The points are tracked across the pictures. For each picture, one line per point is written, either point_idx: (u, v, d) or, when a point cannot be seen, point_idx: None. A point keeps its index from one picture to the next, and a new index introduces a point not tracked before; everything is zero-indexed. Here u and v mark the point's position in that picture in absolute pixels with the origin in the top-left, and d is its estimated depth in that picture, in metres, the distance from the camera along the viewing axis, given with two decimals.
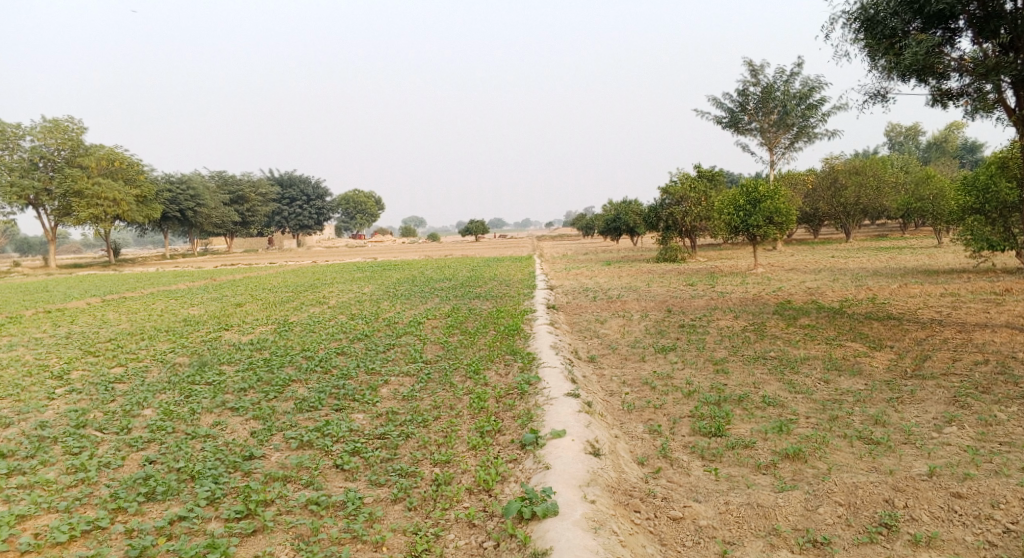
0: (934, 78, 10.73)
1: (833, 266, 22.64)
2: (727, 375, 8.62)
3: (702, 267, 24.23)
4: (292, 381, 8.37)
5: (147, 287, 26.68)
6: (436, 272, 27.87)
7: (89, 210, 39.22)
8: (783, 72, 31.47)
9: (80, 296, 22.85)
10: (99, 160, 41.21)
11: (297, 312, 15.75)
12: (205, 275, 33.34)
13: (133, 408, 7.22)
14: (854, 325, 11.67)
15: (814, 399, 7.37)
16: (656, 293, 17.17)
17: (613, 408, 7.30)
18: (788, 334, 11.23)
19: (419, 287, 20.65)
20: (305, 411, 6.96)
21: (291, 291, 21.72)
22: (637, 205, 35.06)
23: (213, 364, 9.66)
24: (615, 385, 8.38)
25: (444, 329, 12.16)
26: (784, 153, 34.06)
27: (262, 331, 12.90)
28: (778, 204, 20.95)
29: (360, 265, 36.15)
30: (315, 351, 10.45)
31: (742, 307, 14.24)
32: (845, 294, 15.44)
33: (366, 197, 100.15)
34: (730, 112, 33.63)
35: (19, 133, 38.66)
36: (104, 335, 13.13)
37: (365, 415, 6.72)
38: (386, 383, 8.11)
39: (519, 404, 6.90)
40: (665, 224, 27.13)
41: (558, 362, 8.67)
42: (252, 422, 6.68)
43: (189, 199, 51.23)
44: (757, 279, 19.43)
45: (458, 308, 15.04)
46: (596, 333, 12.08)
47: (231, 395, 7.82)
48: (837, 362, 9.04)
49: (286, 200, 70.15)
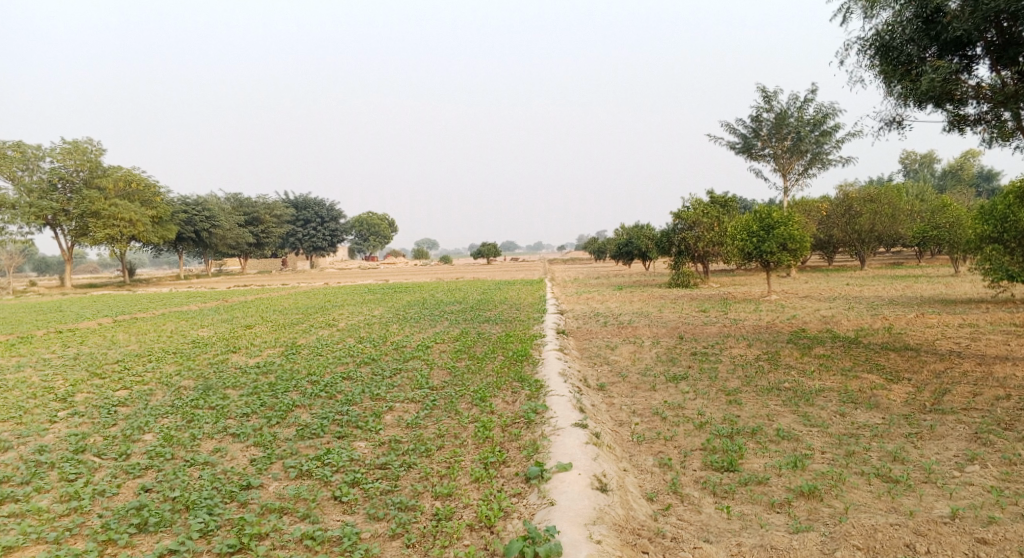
0: (950, 105, 10.57)
1: (848, 294, 22.32)
2: (740, 406, 8.40)
3: (715, 293, 23.99)
4: (295, 406, 8.25)
5: (159, 308, 26.80)
6: (446, 295, 27.81)
7: (105, 230, 39.69)
8: (796, 99, 31.46)
9: (92, 316, 22.97)
10: (117, 182, 41.78)
11: (306, 334, 15.69)
12: (218, 296, 33.52)
13: (133, 433, 7.12)
14: (870, 355, 11.41)
15: (829, 433, 7.14)
16: (668, 319, 16.94)
17: (622, 440, 7.10)
18: (802, 363, 10.98)
19: (429, 310, 20.55)
20: (307, 438, 6.83)
21: (301, 313, 21.70)
22: (649, 230, 34.95)
23: (218, 388, 9.56)
24: (624, 414, 8.19)
25: (452, 354, 12.02)
26: (798, 179, 33.88)
27: (269, 354, 12.82)
28: (792, 231, 20.73)
29: (371, 287, 36.21)
30: (321, 375, 10.33)
31: (756, 335, 13.99)
32: (861, 323, 15.15)
33: (379, 219, 100.81)
34: (743, 138, 33.58)
35: (39, 155, 39.34)
36: (113, 356, 13.11)
37: (367, 444, 6.58)
38: (391, 410, 7.96)
39: (525, 433, 6.73)
40: (677, 249, 26.96)
41: (566, 390, 8.49)
42: (252, 449, 6.56)
43: (204, 220, 51.76)
44: (771, 307, 19.17)
45: (468, 332, 14.91)
46: (606, 360, 11.89)
47: (233, 420, 7.71)
48: (853, 394, 8.79)
49: (300, 222, 70.73)
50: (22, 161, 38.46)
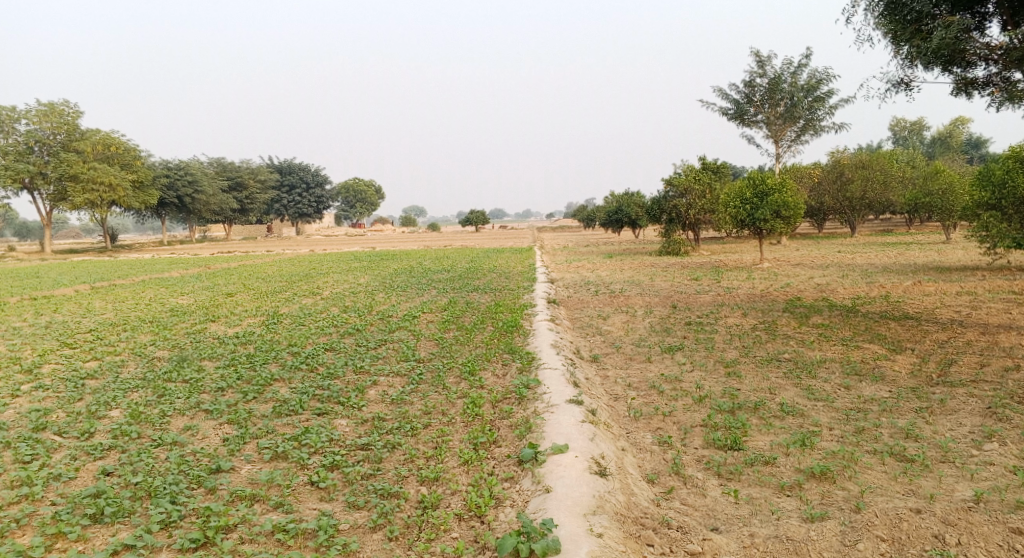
0: (957, 67, 10.08)
1: (840, 262, 22.07)
2: (739, 379, 8.05)
3: (706, 261, 23.67)
4: (274, 380, 7.82)
5: (139, 275, 26.08)
6: (434, 262, 27.31)
7: (84, 195, 38.59)
8: (790, 63, 30.80)
9: (69, 283, 22.28)
10: (96, 144, 40.45)
11: (288, 303, 15.19)
12: (201, 263, 32.82)
13: (98, 409, 6.64)
14: (870, 325, 11.11)
15: (836, 408, 6.81)
16: (660, 287, 16.57)
17: (619, 416, 6.74)
18: (800, 333, 10.67)
19: (416, 278, 20.05)
20: (284, 417, 6.40)
21: (285, 281, 21.11)
22: (639, 197, 34.47)
23: (193, 360, 9.08)
24: (619, 388, 7.82)
25: (440, 324, 11.59)
26: (791, 145, 33.42)
27: (249, 324, 12.31)
28: (786, 197, 20.34)
29: (358, 255, 35.61)
30: (302, 346, 9.88)
31: (751, 304, 13.66)
32: (857, 291, 14.83)
33: (366, 186, 99.53)
34: (735, 104, 32.96)
35: (13, 116, 38.02)
36: (86, 325, 12.57)
37: (349, 422, 6.17)
38: (374, 385, 7.54)
39: (517, 411, 6.33)
40: (668, 216, 26.52)
41: (559, 363, 8.11)
42: (226, 428, 6.12)
43: (187, 185, 50.54)
44: (764, 275, 18.87)
45: (455, 301, 14.46)
46: (598, 330, 11.52)
47: (207, 396, 7.25)
48: (856, 366, 8.47)
49: (285, 188, 69.56)
50: None
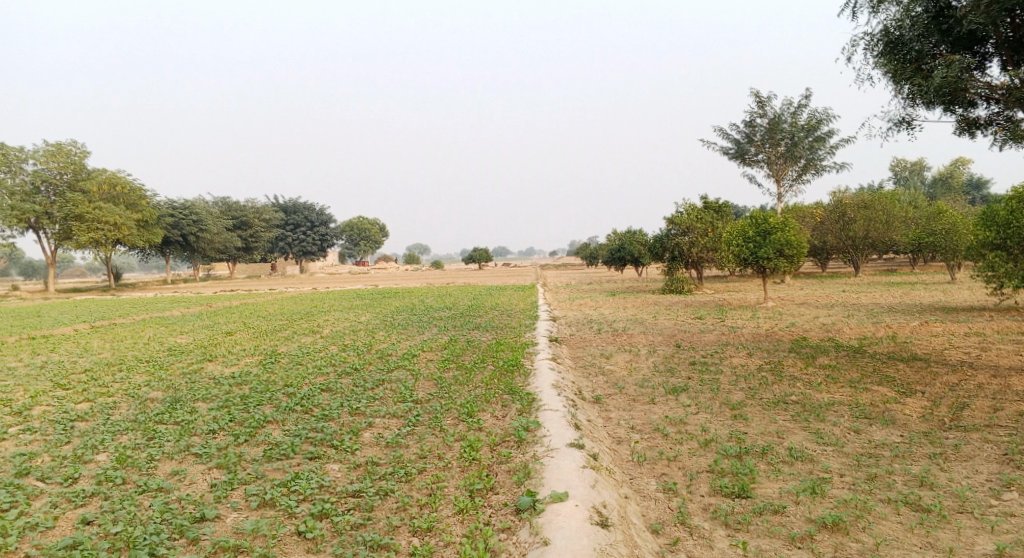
0: (959, 106, 10.09)
1: (845, 302, 21.87)
2: (745, 422, 7.83)
3: (710, 300, 23.51)
4: (267, 422, 7.63)
5: (140, 313, 25.97)
6: (436, 300, 27.20)
7: (88, 234, 38.77)
8: (790, 104, 31.15)
9: (68, 322, 22.16)
10: (102, 184, 40.79)
11: (287, 342, 15.03)
12: (203, 302, 32.75)
13: (85, 453, 6.44)
14: (878, 366, 10.89)
15: (846, 454, 6.58)
16: (663, 326, 16.39)
17: (621, 460, 6.52)
18: (807, 374, 10.44)
19: (417, 317, 19.89)
20: (275, 461, 6.19)
21: (285, 319, 20.96)
22: (642, 235, 34.49)
23: (186, 400, 8.89)
24: (622, 431, 7.60)
25: (439, 364, 11.39)
26: (792, 185, 33.53)
27: (246, 364, 12.13)
28: (789, 236, 20.28)
29: (360, 293, 35.54)
30: (299, 387, 9.70)
31: (755, 344, 13.45)
32: (864, 331, 14.62)
33: (370, 224, 100.16)
34: (736, 143, 33.22)
35: (21, 157, 38.50)
36: (81, 365, 12.41)
37: (341, 466, 5.96)
38: (370, 427, 7.33)
39: (516, 455, 6.12)
40: (671, 255, 26.46)
41: (560, 404, 7.90)
42: (214, 473, 5.91)
43: (191, 224, 50.83)
44: (768, 314, 18.69)
45: (456, 340, 14.28)
46: (601, 370, 11.31)
47: (198, 438, 7.05)
48: (865, 409, 8.24)
49: (290, 226, 69.98)
50: (5, 164, 37.56)
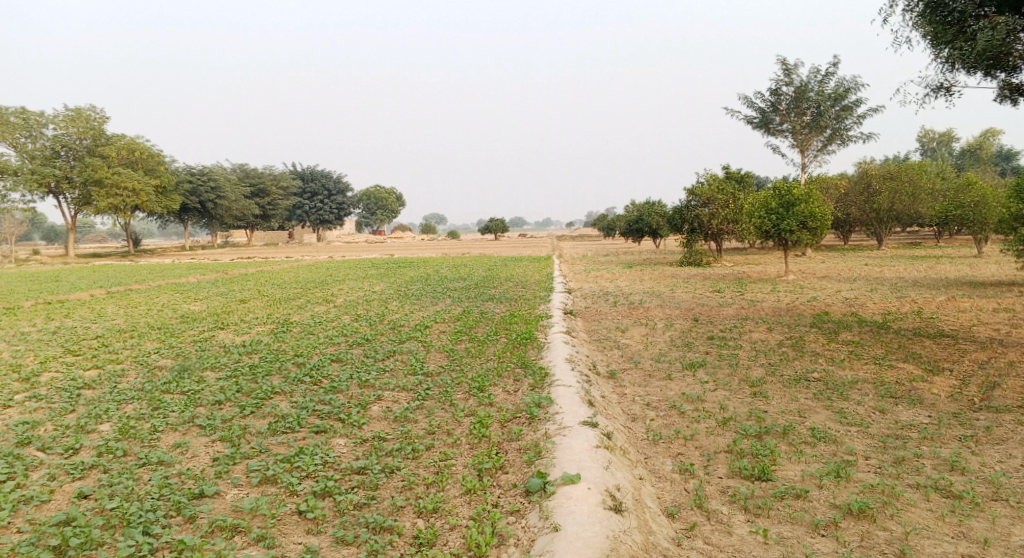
0: (1001, 72, 9.56)
1: (868, 275, 21.35)
2: (766, 400, 7.55)
3: (729, 272, 23.07)
4: (275, 393, 7.50)
5: (157, 279, 26.05)
6: (451, 270, 27.01)
7: (108, 200, 38.93)
8: (817, 72, 30.16)
9: (86, 287, 22.29)
10: (120, 150, 40.80)
11: (300, 311, 14.92)
12: (220, 268, 32.85)
13: (88, 422, 6.33)
14: (903, 343, 10.52)
15: (872, 435, 6.30)
16: (681, 299, 16.05)
17: (636, 439, 6.31)
18: (830, 351, 10.11)
19: (432, 286, 19.72)
20: (279, 434, 6.04)
21: (300, 288, 20.87)
22: (661, 206, 33.91)
23: (195, 369, 8.78)
24: (637, 408, 7.37)
25: (452, 335, 11.19)
26: (817, 155, 32.66)
27: (257, 332, 12.02)
28: (813, 208, 19.70)
29: (376, 262, 35.43)
30: (309, 357, 9.56)
31: (776, 319, 13.10)
32: (888, 306, 14.20)
33: (386, 193, 99.95)
34: (760, 112, 32.34)
35: (41, 121, 38.56)
36: (94, 331, 12.38)
37: (347, 441, 5.80)
38: (378, 400, 7.17)
39: (527, 432, 5.91)
40: (690, 226, 25.94)
41: (574, 380, 7.67)
42: (217, 446, 5.79)
43: (209, 191, 50.89)
44: (789, 287, 18.28)
45: (469, 311, 14.07)
46: (616, 344, 11.05)
47: (204, 409, 6.93)
48: (891, 388, 7.91)
49: (307, 195, 69.97)
50: (24, 128, 37.67)
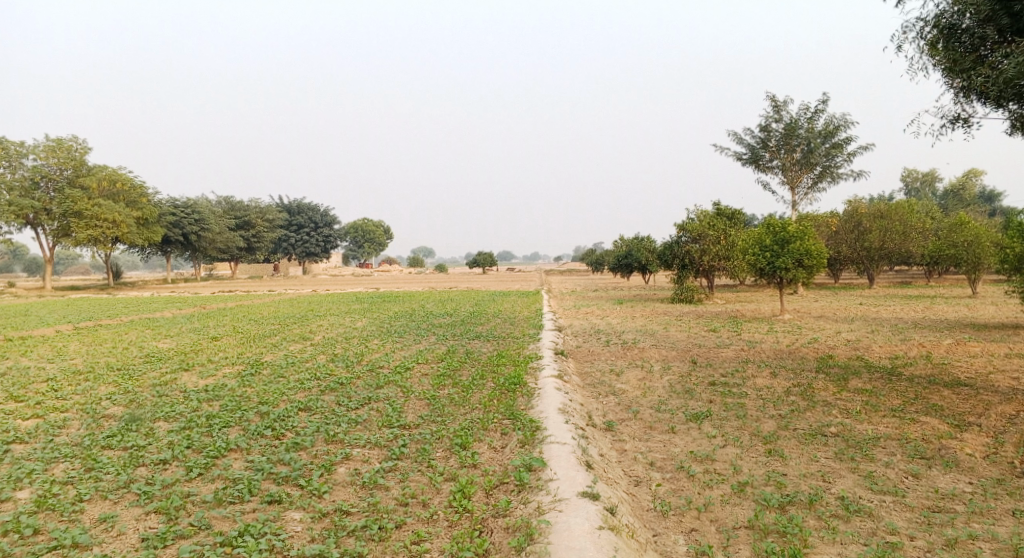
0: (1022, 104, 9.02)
1: (864, 315, 20.73)
2: (783, 460, 6.75)
3: (722, 310, 22.42)
4: (229, 449, 6.59)
5: (128, 314, 24.92)
6: (437, 305, 26.17)
7: (87, 231, 37.88)
8: (806, 109, 30.10)
9: (52, 323, 21.10)
10: (102, 180, 39.86)
11: (274, 350, 13.95)
12: (198, 302, 31.81)
13: (1, 489, 5.37)
14: (920, 392, 9.77)
15: (912, 507, 5.55)
16: (676, 339, 15.27)
17: (643, 511, 5.51)
18: (843, 401, 9.31)
19: (416, 323, 18.83)
20: (226, 506, 5.14)
21: (277, 324, 19.88)
22: (650, 242, 33.46)
23: (145, 420, 7.81)
24: (640, 468, 6.55)
25: (434, 379, 10.31)
26: (807, 193, 32.35)
27: (223, 375, 11.05)
28: (808, 245, 19.13)
29: (359, 296, 34.51)
30: (274, 405, 8.64)
31: (778, 362, 12.32)
32: (895, 350, 13.47)
33: (374, 226, 99.24)
34: (751, 149, 32.08)
35: (22, 151, 37.72)
36: (45, 373, 11.34)
37: (303, 515, 4.94)
38: (346, 459, 6.28)
39: (516, 506, 5.08)
40: (681, 263, 25.32)
41: (569, 435, 6.83)
42: (150, 519, 4.90)
43: (193, 223, 49.99)
44: (786, 327, 17.61)
45: (454, 351, 13.21)
46: (611, 390, 10.19)
47: (144, 471, 5.98)
48: (919, 447, 7.14)
49: (294, 227, 69.19)
50: (4, 158, 36.77)
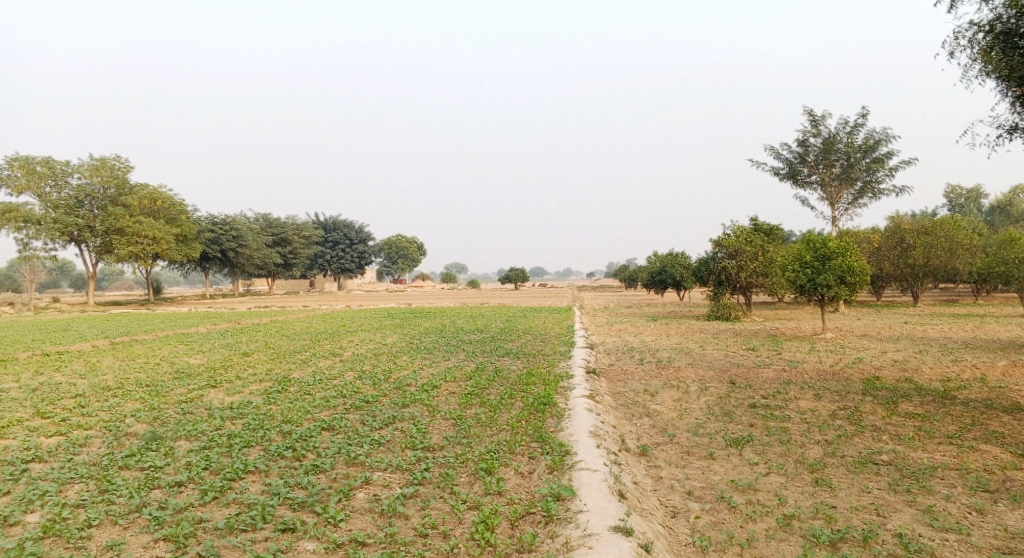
0: None
1: (911, 335, 19.84)
2: (832, 491, 6.25)
3: (760, 328, 21.69)
4: (248, 471, 6.40)
5: (164, 329, 25.21)
6: (467, 321, 25.95)
7: (128, 248, 38.75)
8: (846, 123, 29.28)
9: (90, 337, 21.42)
10: (143, 199, 40.84)
11: (302, 367, 13.84)
12: (233, 318, 32.17)
13: (11, 512, 5.25)
14: (978, 417, 9.12)
15: (979, 548, 5.06)
16: (713, 358, 14.72)
17: (679, 547, 5.15)
18: (893, 426, 8.73)
19: (445, 340, 18.60)
20: (237, 534, 4.91)
21: (308, 340, 19.86)
22: (684, 258, 32.82)
23: (166, 439, 7.68)
24: (676, 498, 6.15)
25: (461, 399, 10.01)
26: (847, 208, 31.39)
27: (250, 392, 10.92)
28: (851, 261, 18.39)
29: (391, 312, 34.54)
30: (297, 424, 8.44)
31: (822, 383, 11.72)
32: (947, 372, 12.72)
33: (407, 243, 99.96)
34: (788, 164, 31.30)
35: (67, 171, 38.90)
36: (75, 388, 11.37)
37: (316, 547, 4.72)
38: (366, 484, 6.02)
39: (541, 541, 4.79)
40: (717, 279, 24.66)
41: (600, 461, 6.46)
42: (158, 547, 4.72)
43: (231, 240, 50.87)
44: (829, 347, 16.89)
45: (483, 369, 12.90)
46: (645, 412, 9.75)
47: (158, 494, 5.80)
48: (982, 478, 6.58)
49: (329, 244, 70.04)
50: (51, 177, 37.98)
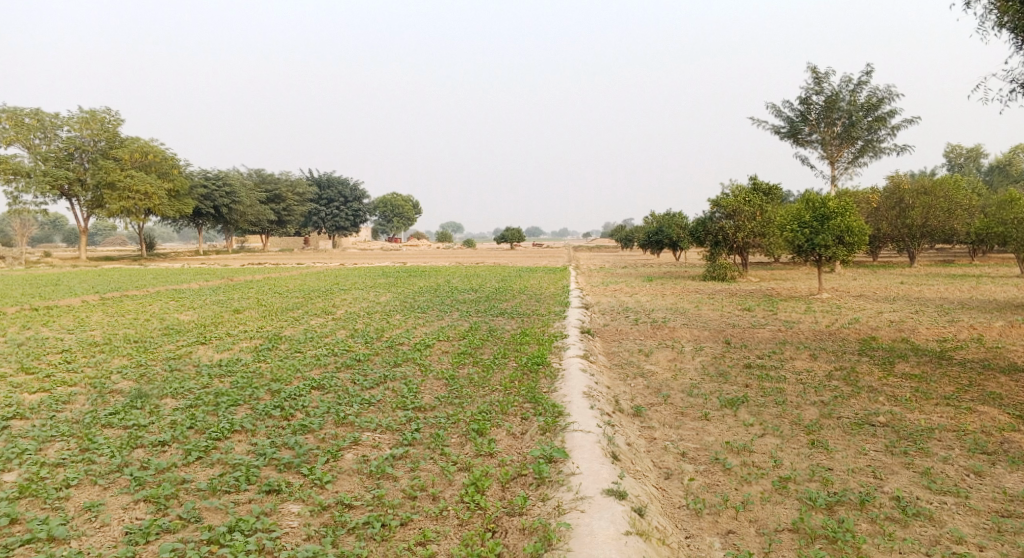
0: None
1: (906, 295, 19.77)
2: (828, 453, 6.15)
3: (757, 289, 21.57)
4: (234, 431, 6.25)
5: (156, 285, 24.95)
6: (462, 280, 25.75)
7: (120, 203, 38.19)
8: (849, 80, 28.66)
9: (80, 293, 21.15)
10: (134, 152, 39.84)
11: (294, 324, 13.66)
12: (226, 274, 31.92)
13: None
14: (975, 378, 9.03)
15: (977, 511, 4.98)
16: (708, 318, 14.60)
17: (673, 509, 5.06)
18: (890, 387, 8.63)
19: (440, 298, 18.43)
20: (219, 495, 4.79)
21: (301, 297, 19.65)
22: (682, 217, 32.52)
23: (152, 397, 7.53)
24: (670, 459, 6.05)
25: (454, 358, 9.87)
26: (847, 168, 30.99)
27: (240, 349, 10.77)
28: (850, 222, 18.15)
29: (386, 270, 34.31)
30: (286, 382, 8.29)
31: (818, 344, 11.62)
32: (943, 332, 12.63)
33: (403, 201, 99.12)
34: (789, 122, 30.75)
35: (56, 123, 38.06)
36: (62, 344, 11.18)
37: (301, 509, 4.62)
38: (355, 444, 5.88)
39: (532, 504, 4.69)
40: (714, 239, 24.43)
41: (594, 422, 6.34)
42: (138, 508, 4.61)
43: (224, 196, 50.13)
44: (825, 307, 16.80)
45: (477, 328, 12.75)
46: (640, 372, 9.63)
47: (141, 454, 5.65)
48: (980, 440, 6.49)
49: (323, 201, 69.33)
50: (39, 129, 37.14)
